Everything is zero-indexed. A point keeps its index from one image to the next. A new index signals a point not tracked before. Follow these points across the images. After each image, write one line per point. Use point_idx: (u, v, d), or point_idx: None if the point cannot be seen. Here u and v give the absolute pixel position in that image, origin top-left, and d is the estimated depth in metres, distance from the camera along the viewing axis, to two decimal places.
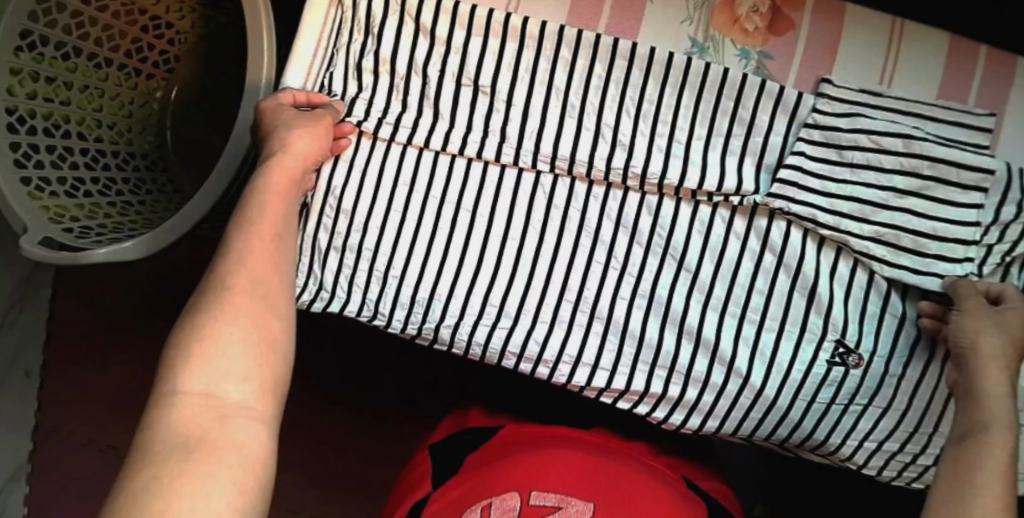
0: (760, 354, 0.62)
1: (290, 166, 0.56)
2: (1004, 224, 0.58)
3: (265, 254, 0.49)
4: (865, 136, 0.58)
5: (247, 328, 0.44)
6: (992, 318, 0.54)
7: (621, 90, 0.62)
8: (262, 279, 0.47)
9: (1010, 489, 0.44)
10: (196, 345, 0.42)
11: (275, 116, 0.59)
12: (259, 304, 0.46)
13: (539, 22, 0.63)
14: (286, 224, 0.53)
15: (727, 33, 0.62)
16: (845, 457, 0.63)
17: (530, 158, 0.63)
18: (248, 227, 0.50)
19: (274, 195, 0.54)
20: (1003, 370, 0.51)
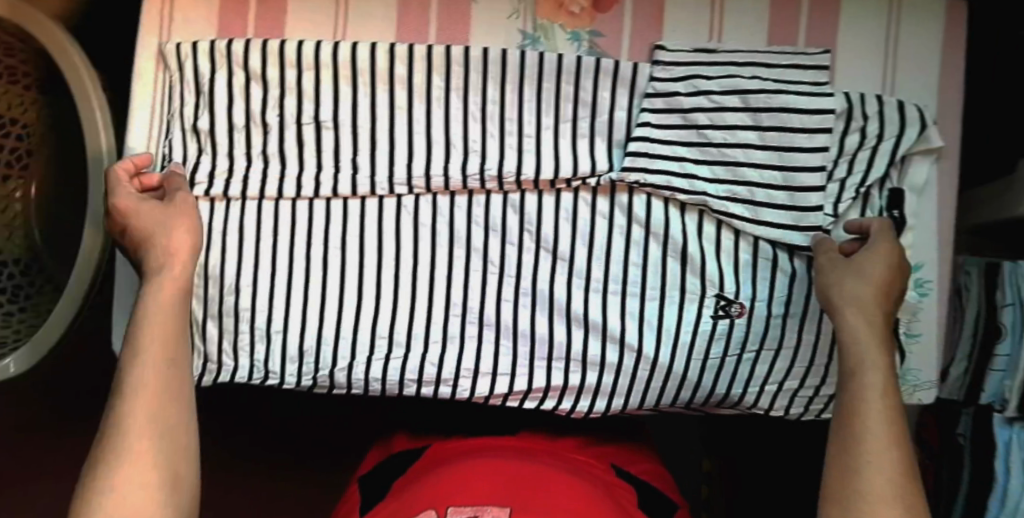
0: (647, 322, 0.64)
1: (173, 273, 0.55)
2: (852, 155, 0.62)
3: (163, 381, 0.52)
4: (704, 97, 0.61)
5: (152, 470, 0.48)
6: (844, 270, 0.55)
7: (463, 99, 0.62)
8: (158, 413, 0.50)
9: (892, 449, 0.47)
10: (106, 493, 0.46)
11: (144, 220, 0.57)
12: (162, 437, 0.50)
13: (366, 46, 0.62)
14: (180, 338, 0.55)
15: (555, 18, 0.62)
16: (751, 404, 0.64)
17: (387, 184, 0.63)
18: (135, 364, 0.51)
19: (160, 315, 0.54)
20: (878, 315, 0.53)
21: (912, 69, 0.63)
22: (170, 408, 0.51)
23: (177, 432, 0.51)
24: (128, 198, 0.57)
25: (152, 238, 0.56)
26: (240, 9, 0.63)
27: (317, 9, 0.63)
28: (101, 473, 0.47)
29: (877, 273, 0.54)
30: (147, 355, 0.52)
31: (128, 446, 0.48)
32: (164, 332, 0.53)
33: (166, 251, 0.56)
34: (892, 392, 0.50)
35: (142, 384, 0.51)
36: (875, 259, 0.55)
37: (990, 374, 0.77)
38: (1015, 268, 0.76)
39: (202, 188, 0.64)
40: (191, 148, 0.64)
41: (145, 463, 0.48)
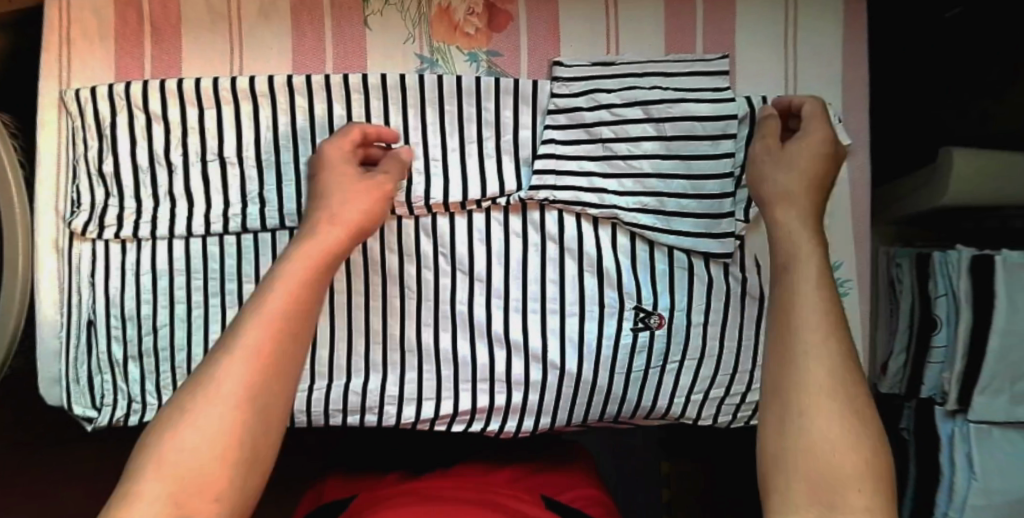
0: (569, 339, 0.62)
1: (337, 231, 0.51)
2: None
3: (280, 329, 0.43)
4: (606, 111, 0.60)
5: (205, 434, 0.37)
6: (778, 159, 0.54)
7: (366, 125, 0.61)
8: (273, 366, 0.42)
9: (828, 316, 0.41)
10: (194, 429, 0.37)
11: (338, 174, 0.55)
12: (268, 385, 0.41)
13: (263, 78, 0.61)
14: (313, 295, 0.47)
15: (451, 40, 0.61)
16: (679, 414, 0.63)
17: (295, 214, 0.61)
18: (250, 310, 0.44)
19: (305, 267, 0.48)
20: (806, 189, 0.51)
21: (814, 70, 0.63)
22: (286, 358, 0.43)
23: (282, 390, 0.42)
24: (343, 159, 0.56)
25: (325, 201, 0.53)
26: (134, 50, 0.63)
27: (213, 45, 0.62)
28: (191, 402, 0.39)
29: (810, 162, 0.53)
30: (277, 295, 0.45)
31: (239, 379, 0.40)
32: (305, 286, 0.47)
33: (342, 213, 0.52)
34: (828, 282, 0.44)
35: (269, 322, 0.43)
36: (810, 147, 0.53)
37: (929, 367, 0.77)
38: (945, 257, 0.75)
39: (112, 230, 0.62)
40: (98, 194, 0.63)
41: (236, 405, 0.39)
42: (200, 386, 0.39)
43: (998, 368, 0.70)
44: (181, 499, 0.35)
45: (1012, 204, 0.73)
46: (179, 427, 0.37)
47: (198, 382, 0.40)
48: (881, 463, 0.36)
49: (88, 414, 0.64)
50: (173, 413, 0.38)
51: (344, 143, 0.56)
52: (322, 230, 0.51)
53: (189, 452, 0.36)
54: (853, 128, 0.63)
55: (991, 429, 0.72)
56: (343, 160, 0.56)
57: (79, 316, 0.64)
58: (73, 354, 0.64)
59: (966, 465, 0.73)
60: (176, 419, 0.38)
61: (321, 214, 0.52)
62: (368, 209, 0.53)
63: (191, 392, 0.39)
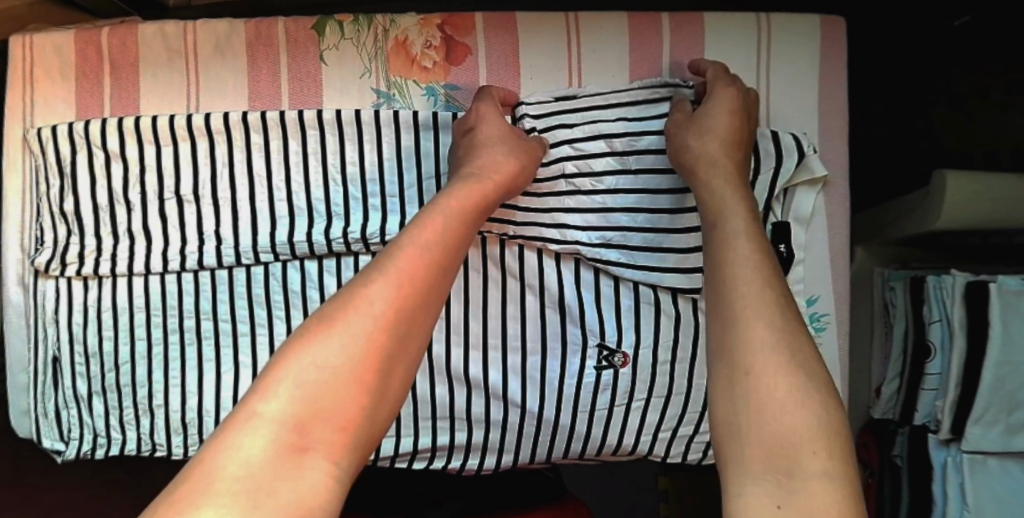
0: (530, 378, 0.61)
1: (491, 178, 0.51)
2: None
3: (431, 263, 0.43)
4: (567, 144, 0.58)
5: (344, 352, 0.37)
6: (688, 124, 0.54)
7: (321, 160, 0.60)
8: (411, 307, 0.41)
9: (757, 268, 0.42)
10: (335, 340, 0.37)
11: (489, 119, 0.55)
12: (404, 317, 0.40)
13: (219, 115, 0.60)
14: (463, 234, 0.47)
15: (408, 74, 0.60)
16: (646, 452, 0.62)
17: (251, 252, 0.60)
18: (402, 237, 0.44)
19: (455, 206, 0.48)
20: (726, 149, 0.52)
21: (787, 98, 0.60)
22: (425, 294, 0.42)
23: (415, 326, 0.41)
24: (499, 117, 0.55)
25: (478, 153, 0.53)
26: (94, 88, 0.63)
27: (170, 82, 0.62)
28: (331, 314, 0.39)
29: (721, 122, 0.53)
30: (431, 227, 0.45)
31: (378, 302, 0.40)
32: (455, 225, 0.47)
33: (489, 163, 0.52)
34: (758, 236, 0.45)
35: (422, 252, 0.43)
36: (715, 105, 0.54)
37: (923, 393, 0.72)
38: (939, 281, 0.69)
39: (74, 268, 0.62)
40: (60, 232, 0.62)
41: (375, 329, 0.39)
42: (341, 300, 0.39)
43: (993, 400, 0.65)
44: (321, 408, 0.36)
45: (1006, 226, 0.68)
46: (314, 336, 0.37)
47: (340, 296, 0.40)
48: (830, 421, 0.36)
49: (57, 447, 0.65)
50: (314, 321, 0.39)
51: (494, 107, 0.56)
52: (487, 173, 0.51)
53: (320, 365, 0.37)
54: (833, 161, 0.61)
55: (986, 457, 0.67)
56: (499, 119, 0.55)
57: (46, 352, 0.64)
58: (42, 389, 0.65)
59: (959, 497, 0.68)
60: (313, 328, 0.38)
61: (478, 162, 0.52)
62: (516, 170, 0.53)
63: (334, 304, 0.39)
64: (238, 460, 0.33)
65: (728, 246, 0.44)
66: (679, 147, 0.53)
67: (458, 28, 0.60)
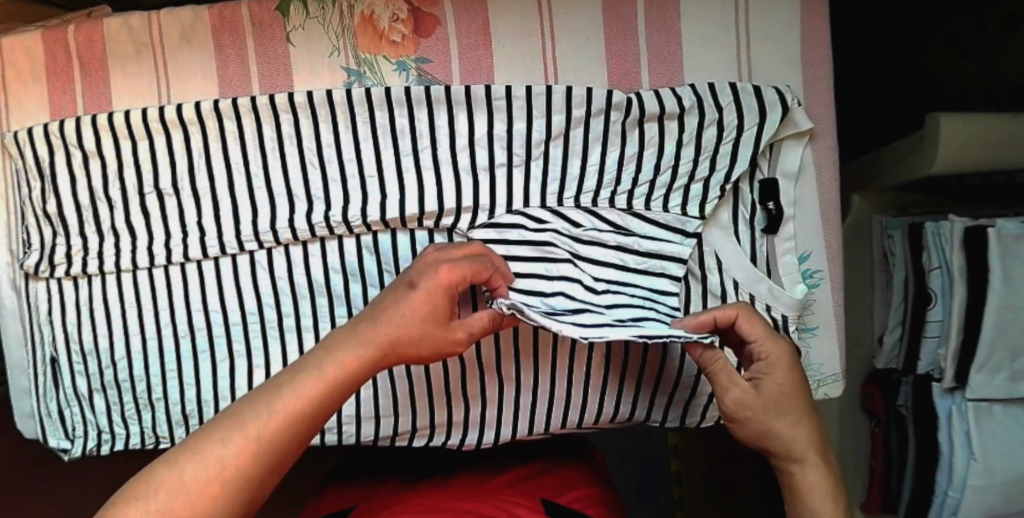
0: (523, 350, 0.60)
1: (427, 322, 0.46)
2: (712, 152, 0.57)
3: (297, 423, 0.42)
4: (544, 115, 0.57)
5: (218, 466, 0.39)
6: (756, 415, 0.50)
7: (297, 144, 0.59)
8: (293, 434, 0.42)
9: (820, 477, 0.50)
10: (186, 479, 0.38)
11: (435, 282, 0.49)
12: (246, 480, 0.40)
13: (191, 104, 0.59)
14: (356, 382, 0.45)
15: (378, 50, 0.59)
16: (644, 418, 0.63)
17: (234, 242, 0.60)
18: (317, 360, 0.44)
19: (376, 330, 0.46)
20: (785, 396, 0.50)
21: (770, 46, 0.58)
22: (280, 454, 0.41)
23: (272, 473, 0.41)
24: (458, 279, 0.47)
25: (406, 296, 0.46)
26: (65, 86, 0.62)
27: (139, 76, 0.61)
28: (179, 458, 0.39)
29: (785, 405, 0.50)
30: (316, 373, 0.43)
31: (223, 460, 0.39)
32: (345, 383, 0.44)
33: (420, 308, 0.46)
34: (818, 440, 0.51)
35: (292, 407, 0.42)
36: (771, 369, 0.50)
37: (925, 341, 0.70)
38: (937, 227, 0.67)
39: (63, 269, 0.62)
40: (46, 233, 0.62)
41: (213, 488, 0.38)
42: (192, 447, 0.39)
43: (995, 347, 0.64)
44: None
45: (1006, 167, 0.66)
46: (153, 482, 0.38)
47: (195, 440, 0.40)
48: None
49: (63, 445, 0.66)
50: (165, 460, 0.39)
51: (465, 271, 0.47)
52: (408, 320, 0.46)
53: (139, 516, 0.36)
54: (818, 111, 0.59)
55: (992, 407, 0.67)
56: (448, 296, 0.47)
57: (44, 353, 0.65)
58: (42, 390, 0.65)
59: (965, 444, 0.68)
60: (159, 469, 0.38)
61: (401, 298, 0.46)
62: (441, 337, 0.47)
63: (185, 448, 0.39)
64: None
65: (796, 496, 0.50)
66: (734, 407, 0.50)
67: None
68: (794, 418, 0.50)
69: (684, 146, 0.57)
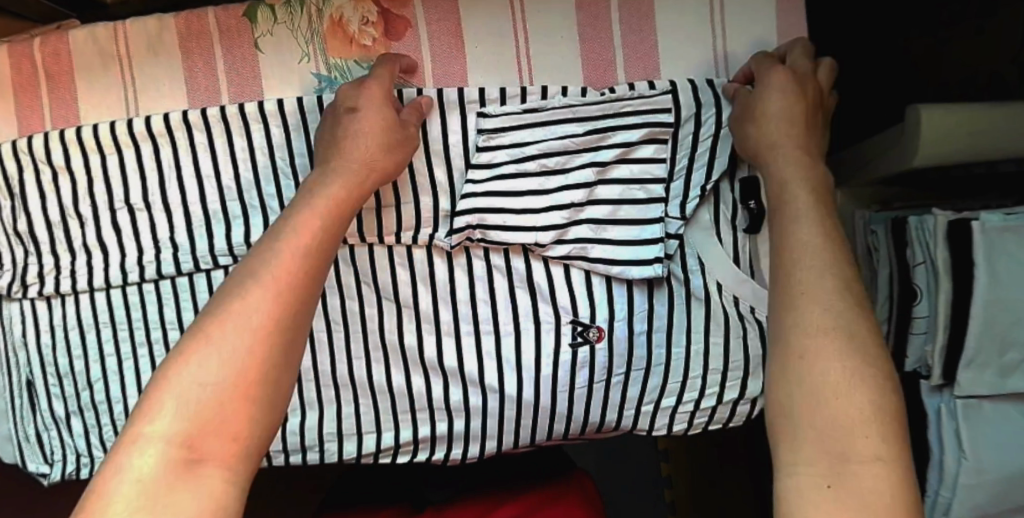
0: (506, 360, 0.58)
1: (379, 134, 0.51)
2: (690, 145, 0.56)
3: (308, 256, 0.43)
4: (521, 120, 0.55)
5: (239, 335, 0.37)
6: (748, 120, 0.52)
7: (269, 155, 0.58)
8: (300, 279, 0.42)
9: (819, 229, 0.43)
10: (210, 355, 0.36)
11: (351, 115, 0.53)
12: (280, 328, 0.39)
13: (160, 116, 0.58)
14: (336, 222, 0.47)
15: (349, 55, 0.58)
16: (631, 427, 0.60)
17: (209, 257, 0.58)
18: (287, 223, 0.45)
19: (335, 182, 0.48)
20: (784, 101, 0.50)
21: (746, 41, 0.57)
22: (301, 301, 0.41)
23: (301, 322, 0.41)
24: (387, 90, 0.53)
25: (356, 118, 0.51)
26: (32, 103, 0.61)
27: (106, 88, 0.60)
28: (207, 323, 0.37)
29: (780, 114, 0.50)
30: (304, 218, 0.45)
31: (254, 306, 0.39)
32: (331, 216, 0.47)
33: (368, 119, 0.51)
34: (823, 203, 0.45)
35: (299, 249, 0.43)
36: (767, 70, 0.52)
37: (913, 338, 0.70)
38: (921, 222, 0.67)
39: (35, 288, 0.60)
40: (17, 252, 0.61)
41: (258, 331, 0.38)
42: (215, 310, 0.38)
43: (983, 342, 0.63)
44: (200, 436, 0.33)
45: (988, 158, 0.66)
46: (192, 352, 0.36)
47: (213, 309, 0.38)
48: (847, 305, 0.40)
49: (41, 470, 0.64)
50: (183, 345, 0.37)
51: (388, 84, 0.53)
52: (365, 145, 0.50)
53: (196, 383, 0.35)
54: None
55: (979, 402, 0.66)
56: (382, 97, 0.52)
57: (19, 376, 0.63)
58: (19, 414, 0.64)
59: (955, 444, 0.66)
60: (189, 343, 0.37)
61: (351, 128, 0.51)
62: (395, 133, 0.52)
63: (207, 315, 0.38)
64: (125, 486, 0.32)
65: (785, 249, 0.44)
66: (740, 117, 0.53)
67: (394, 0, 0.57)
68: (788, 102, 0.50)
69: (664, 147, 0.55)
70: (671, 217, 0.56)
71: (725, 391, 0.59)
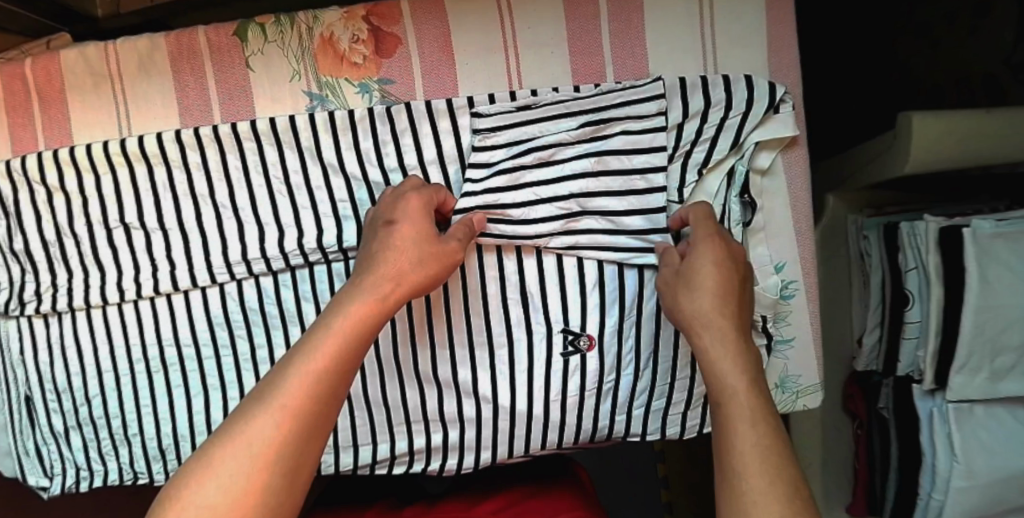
0: (499, 371, 0.58)
1: (418, 249, 0.49)
2: (692, 139, 0.56)
3: (326, 384, 0.43)
4: (517, 121, 0.56)
5: (250, 453, 0.39)
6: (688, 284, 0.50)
7: (264, 173, 0.58)
8: (321, 397, 0.43)
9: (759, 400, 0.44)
10: (218, 475, 0.38)
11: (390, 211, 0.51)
12: (289, 450, 0.41)
13: (153, 136, 0.58)
14: (374, 327, 0.47)
15: (339, 73, 0.58)
16: (623, 433, 0.59)
17: (207, 276, 0.58)
18: (326, 324, 0.45)
19: (372, 276, 0.48)
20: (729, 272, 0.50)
21: (737, 50, 0.57)
22: (318, 419, 0.43)
23: (312, 441, 0.42)
24: (428, 203, 0.51)
25: (395, 230, 0.50)
26: (25, 121, 0.61)
27: (97, 107, 0.60)
28: (216, 449, 0.40)
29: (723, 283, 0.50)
30: (330, 334, 0.45)
31: (263, 440, 0.40)
32: (366, 315, 0.46)
33: (408, 233, 0.49)
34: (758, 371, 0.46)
35: (327, 360, 0.44)
36: (699, 260, 0.49)
37: (903, 343, 0.70)
38: (913, 227, 0.67)
39: (32, 306, 0.61)
40: (14, 270, 0.61)
41: (257, 468, 0.39)
42: (235, 424, 0.40)
43: (975, 348, 0.64)
44: None
45: (981, 163, 0.66)
46: (200, 480, 0.38)
47: (234, 420, 0.41)
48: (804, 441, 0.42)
49: (41, 483, 0.63)
50: (205, 451, 0.40)
51: (429, 197, 0.52)
52: (398, 255, 0.49)
53: (205, 502, 0.38)
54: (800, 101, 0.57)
55: (972, 407, 0.66)
56: (420, 215, 0.51)
57: (17, 391, 0.63)
58: (18, 429, 0.63)
59: (947, 448, 0.67)
60: (199, 467, 0.39)
61: (388, 240, 0.49)
62: (433, 251, 0.50)
63: (217, 440, 0.40)
64: None
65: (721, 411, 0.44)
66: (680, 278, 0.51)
67: (384, 19, 0.57)
68: (712, 306, 0.48)
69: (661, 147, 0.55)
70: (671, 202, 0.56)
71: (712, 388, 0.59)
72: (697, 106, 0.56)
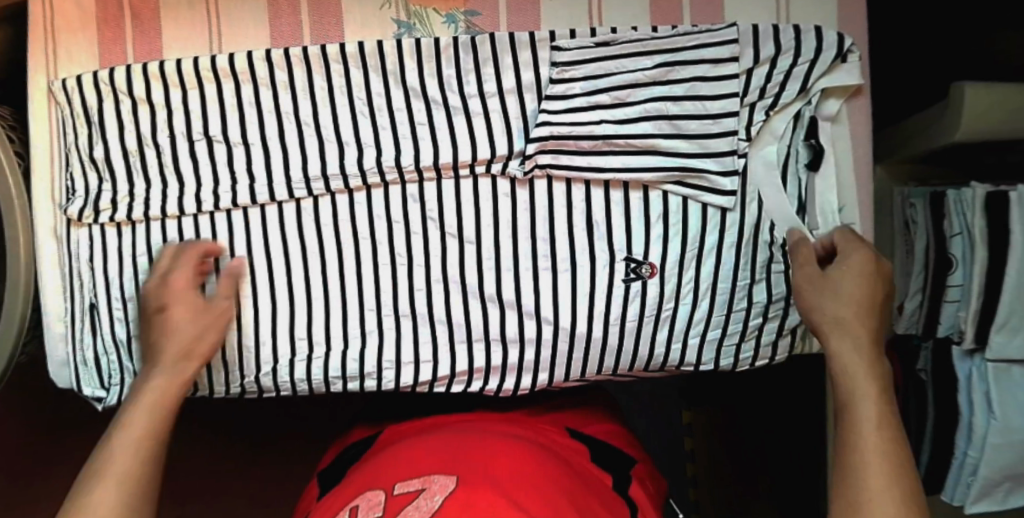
0: (562, 294, 0.60)
1: (183, 331, 0.58)
2: (762, 83, 0.58)
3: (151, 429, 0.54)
4: (595, 57, 0.58)
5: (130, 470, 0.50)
6: (822, 294, 0.54)
7: (349, 95, 0.60)
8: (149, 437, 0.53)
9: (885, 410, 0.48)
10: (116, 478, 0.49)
11: (162, 289, 0.58)
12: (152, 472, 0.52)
13: (243, 55, 0.60)
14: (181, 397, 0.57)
15: (428, 3, 0.60)
16: (679, 362, 0.62)
17: (286, 191, 0.60)
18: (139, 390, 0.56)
19: (173, 348, 0.57)
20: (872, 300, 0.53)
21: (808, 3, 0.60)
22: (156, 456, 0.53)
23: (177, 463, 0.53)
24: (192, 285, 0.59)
25: (162, 315, 0.58)
26: (115, 34, 0.63)
27: (189, 24, 0.62)
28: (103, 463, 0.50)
29: (858, 296, 0.53)
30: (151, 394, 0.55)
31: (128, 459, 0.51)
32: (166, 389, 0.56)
33: (180, 318, 0.58)
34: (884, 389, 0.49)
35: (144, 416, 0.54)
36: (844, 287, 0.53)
37: (945, 306, 0.72)
38: (960, 194, 0.70)
39: (107, 214, 0.62)
40: (91, 180, 0.63)
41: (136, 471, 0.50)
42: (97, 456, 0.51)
43: (1016, 306, 0.66)
44: None
45: None
46: (106, 474, 0.49)
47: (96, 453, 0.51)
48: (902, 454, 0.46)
49: (98, 394, 0.66)
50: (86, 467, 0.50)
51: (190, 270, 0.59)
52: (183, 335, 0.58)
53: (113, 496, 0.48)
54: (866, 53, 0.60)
55: (1010, 366, 0.68)
56: (185, 289, 0.58)
57: (82, 299, 0.65)
58: (79, 336, 0.65)
59: (984, 405, 0.69)
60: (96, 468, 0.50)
61: (163, 324, 0.58)
62: (207, 330, 0.59)
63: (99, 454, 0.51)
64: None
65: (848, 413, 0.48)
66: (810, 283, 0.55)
67: None
68: (850, 324, 0.52)
69: (732, 87, 0.58)
70: (741, 142, 0.58)
71: (766, 322, 0.61)
72: (768, 52, 0.58)
